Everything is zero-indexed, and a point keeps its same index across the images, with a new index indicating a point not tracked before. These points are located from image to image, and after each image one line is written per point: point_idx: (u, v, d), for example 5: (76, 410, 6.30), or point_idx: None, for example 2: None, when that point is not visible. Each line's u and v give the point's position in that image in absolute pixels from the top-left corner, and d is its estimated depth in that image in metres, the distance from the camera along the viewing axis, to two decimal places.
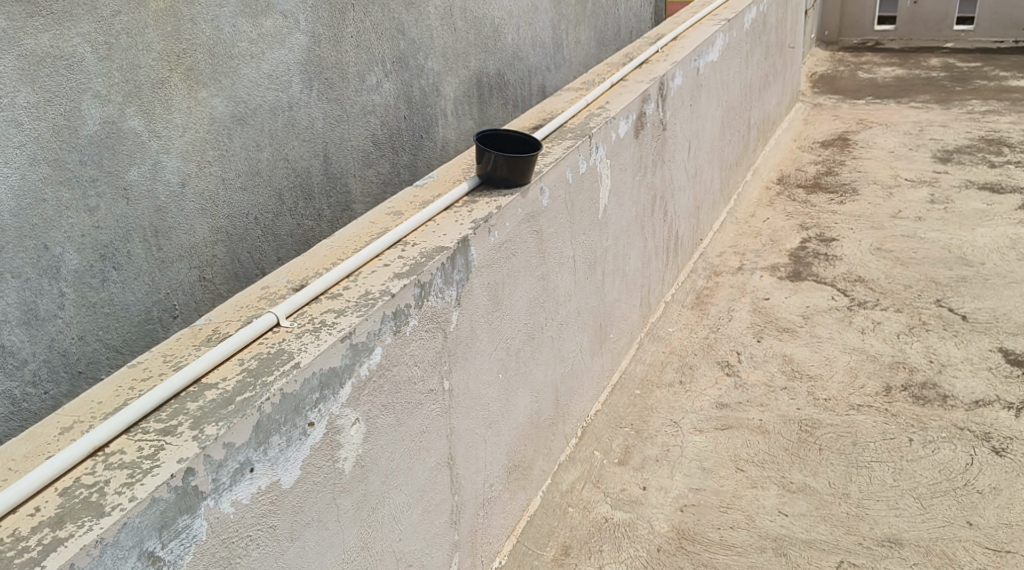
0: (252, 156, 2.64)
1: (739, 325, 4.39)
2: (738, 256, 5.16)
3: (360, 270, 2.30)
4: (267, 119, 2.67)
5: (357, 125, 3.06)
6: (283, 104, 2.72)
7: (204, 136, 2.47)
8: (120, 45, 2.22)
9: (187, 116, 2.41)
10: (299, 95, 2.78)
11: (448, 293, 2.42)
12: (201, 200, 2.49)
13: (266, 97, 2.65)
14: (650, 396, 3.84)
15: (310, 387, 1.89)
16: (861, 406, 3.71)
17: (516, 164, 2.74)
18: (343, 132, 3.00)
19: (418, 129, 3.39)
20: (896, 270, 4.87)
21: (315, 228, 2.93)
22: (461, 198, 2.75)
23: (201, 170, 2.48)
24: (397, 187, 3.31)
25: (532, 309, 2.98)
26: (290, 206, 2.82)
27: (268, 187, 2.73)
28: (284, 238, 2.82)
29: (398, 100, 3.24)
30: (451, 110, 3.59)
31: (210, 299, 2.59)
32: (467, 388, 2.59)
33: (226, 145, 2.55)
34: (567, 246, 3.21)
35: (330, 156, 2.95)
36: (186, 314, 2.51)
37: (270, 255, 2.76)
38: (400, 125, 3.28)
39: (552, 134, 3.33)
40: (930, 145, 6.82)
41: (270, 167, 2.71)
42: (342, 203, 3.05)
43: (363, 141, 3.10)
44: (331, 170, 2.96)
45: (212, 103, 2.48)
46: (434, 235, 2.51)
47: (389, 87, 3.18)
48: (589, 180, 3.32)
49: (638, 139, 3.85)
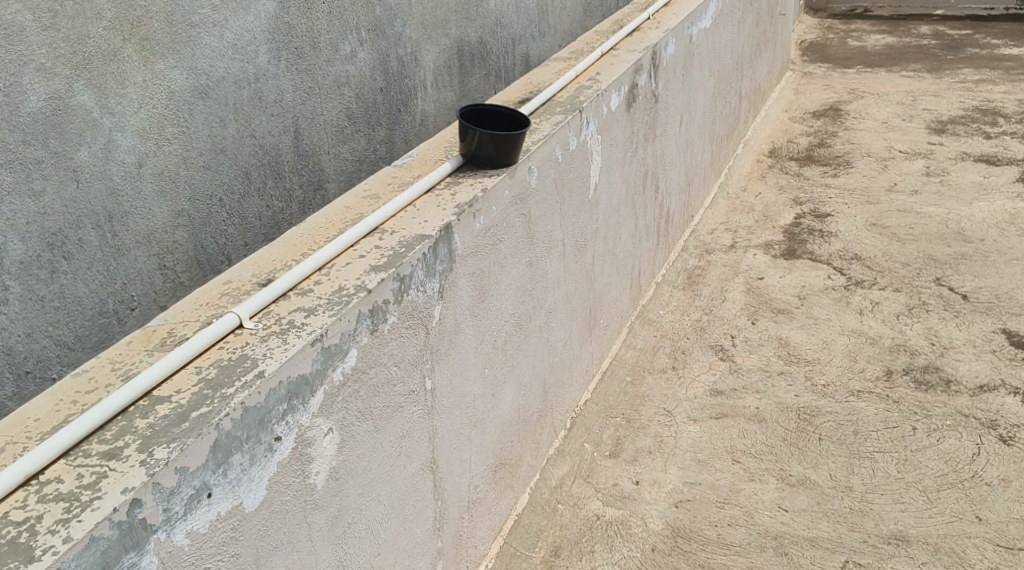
0: (216, 133, 2.42)
1: (732, 307, 4.22)
2: (730, 232, 4.99)
3: (333, 262, 2.10)
4: (232, 92, 2.44)
5: (330, 98, 2.83)
6: (249, 75, 2.49)
7: (162, 112, 2.24)
8: (67, 12, 1.98)
9: (143, 90, 2.18)
10: (266, 66, 2.55)
11: (430, 286, 2.22)
12: (160, 182, 2.27)
13: (230, 68, 2.42)
14: (642, 383, 3.68)
15: (277, 398, 1.69)
16: (861, 393, 3.55)
17: (503, 142, 2.54)
18: (315, 106, 2.78)
19: (396, 102, 3.17)
20: (894, 247, 4.71)
21: (284, 210, 2.72)
22: (444, 180, 2.54)
23: (159, 150, 2.25)
24: (372, 165, 3.10)
25: (519, 297, 2.79)
26: (257, 186, 2.60)
27: (234, 166, 2.50)
28: (251, 221, 2.60)
29: (374, 71, 3.01)
30: (431, 81, 3.37)
31: (171, 288, 2.38)
32: (451, 386, 2.41)
33: (187, 121, 2.32)
34: (556, 228, 3.01)
35: (301, 132, 2.73)
36: (145, 306, 2.30)
37: (236, 239, 2.56)
38: (376, 97, 3.05)
39: (541, 107, 3.12)
40: (923, 116, 6.65)
41: (235, 145, 2.49)
42: (314, 182, 2.84)
43: (337, 115, 2.87)
44: (302, 147, 2.75)
45: (171, 75, 2.25)
46: (414, 221, 2.30)
47: (365, 57, 2.96)
48: (579, 157, 3.13)
49: (630, 112, 3.64)
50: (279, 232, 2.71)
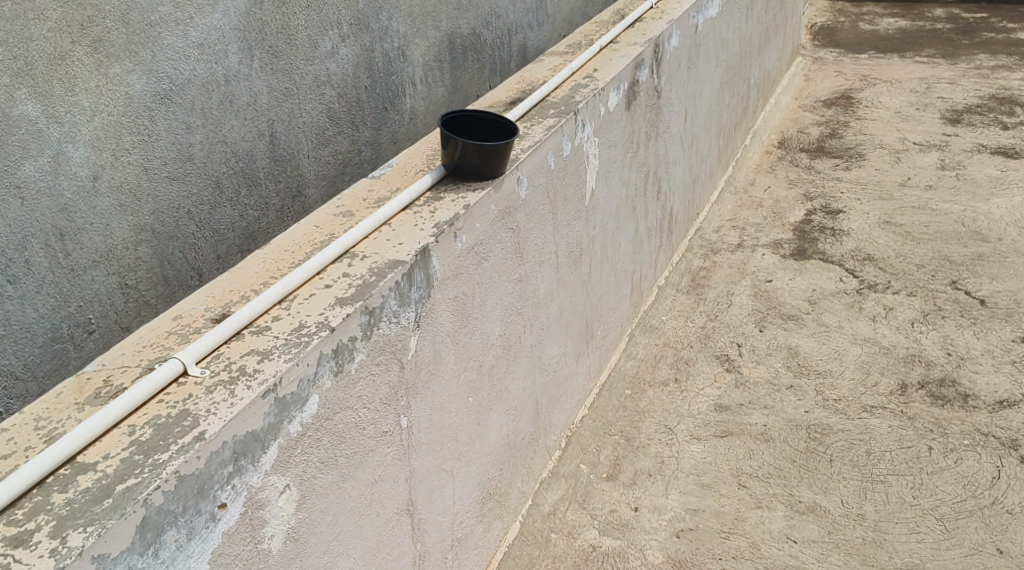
0: (181, 141, 2.22)
1: (739, 312, 4.03)
2: (737, 230, 4.77)
3: (295, 293, 1.91)
4: (199, 95, 2.24)
5: (310, 99, 2.63)
6: (217, 77, 2.28)
7: (118, 119, 2.04)
8: (6, 14, 1.78)
9: (96, 96, 1.99)
10: (237, 66, 2.34)
11: (404, 316, 2.03)
12: (118, 195, 2.08)
13: (196, 69, 2.22)
14: (642, 397, 3.48)
15: (219, 462, 1.51)
16: (875, 408, 3.35)
17: (489, 152, 2.34)
18: (292, 108, 2.57)
19: (382, 100, 2.96)
20: (908, 247, 4.50)
21: (259, 219, 2.52)
22: (424, 194, 2.35)
23: (116, 161, 2.06)
24: (356, 168, 2.90)
25: (507, 318, 2.59)
26: (229, 195, 2.40)
27: (203, 174, 2.30)
28: (223, 233, 2.41)
29: (357, 68, 2.80)
30: (420, 76, 3.15)
31: (133, 309, 2.19)
32: (430, 421, 2.21)
33: (148, 128, 2.12)
34: (548, 241, 2.82)
35: (277, 135, 2.53)
36: (104, 329, 2.11)
37: (207, 253, 2.36)
38: (360, 96, 2.84)
39: (534, 108, 2.91)
40: (938, 105, 6.41)
41: (203, 152, 2.29)
42: (293, 189, 2.64)
43: (317, 116, 2.67)
44: (279, 152, 2.55)
45: (128, 79, 2.05)
46: (388, 243, 2.11)
47: (347, 54, 2.74)
48: (574, 163, 2.92)
49: (630, 110, 3.43)
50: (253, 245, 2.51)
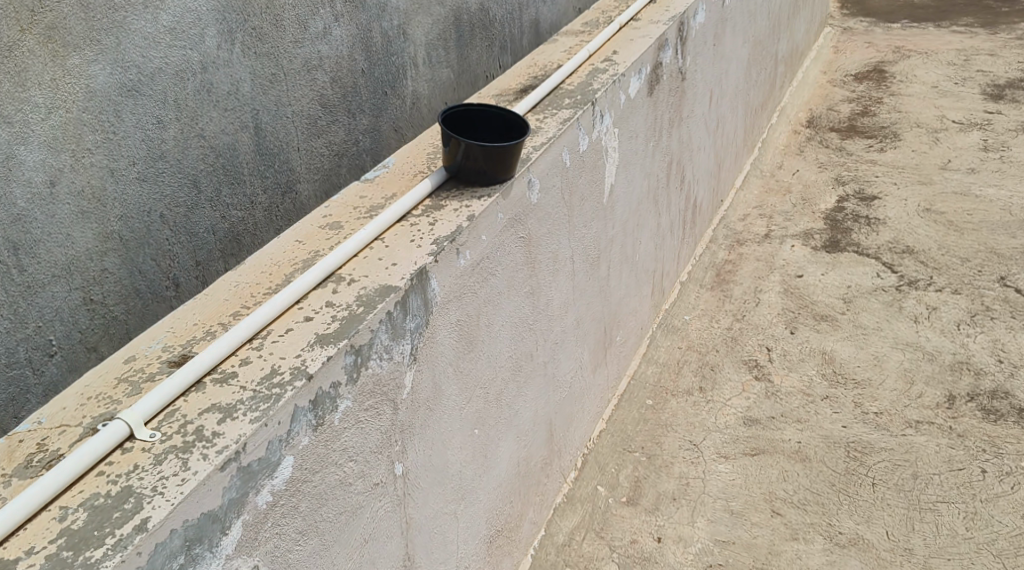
0: (152, 137, 1.94)
1: (768, 312, 3.74)
2: (764, 219, 4.47)
3: (269, 330, 1.64)
4: (172, 86, 1.96)
5: (300, 85, 2.33)
6: (193, 65, 1.99)
7: (78, 117, 1.78)
8: None
9: (52, 91, 1.72)
10: (215, 51, 2.04)
11: (397, 350, 1.75)
12: (79, 202, 1.81)
13: (168, 57, 1.93)
14: (665, 408, 3.22)
15: (165, 556, 1.25)
16: (920, 423, 3.07)
17: (496, 154, 2.06)
18: (280, 96, 2.28)
19: (381, 85, 2.66)
20: (950, 239, 4.19)
21: (245, 219, 2.24)
22: (421, 203, 2.07)
23: (77, 163, 1.79)
24: (353, 161, 2.61)
25: (516, 336, 2.32)
26: (209, 195, 2.11)
27: (177, 174, 2.02)
28: (203, 236, 2.13)
29: (352, 49, 2.50)
30: (423, 56, 2.85)
31: (102, 327, 1.93)
32: (430, 463, 1.95)
33: (113, 125, 1.85)
34: (562, 247, 2.54)
35: (263, 127, 2.24)
36: (67, 351, 1.84)
37: (184, 260, 2.09)
38: (356, 81, 2.55)
39: (547, 98, 2.62)
40: (978, 79, 6.05)
41: (178, 150, 2.00)
42: (283, 184, 2.35)
43: (308, 104, 2.37)
44: (264, 146, 2.25)
45: (89, 71, 1.78)
46: (379, 264, 1.83)
47: (341, 34, 2.44)
48: (591, 159, 2.63)
49: (653, 96, 3.12)
50: (237, 249, 2.23)
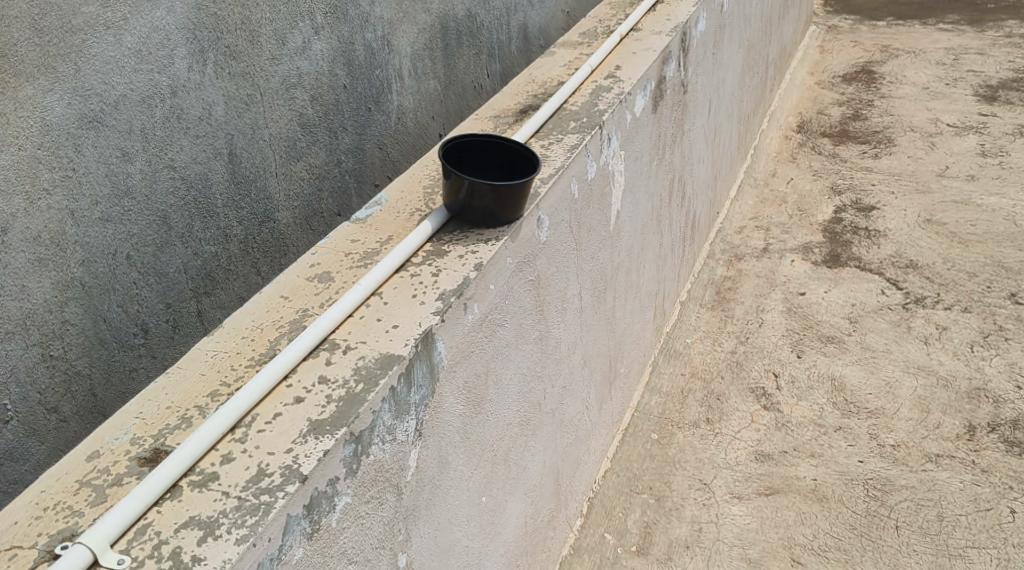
0: (117, 172, 1.75)
1: (773, 333, 3.57)
2: (761, 232, 4.31)
3: (255, 416, 1.43)
4: (138, 113, 1.77)
5: (277, 105, 2.11)
6: (161, 90, 1.81)
7: (33, 154, 1.59)
8: None
9: (3, 126, 1.54)
10: (185, 74, 1.85)
11: (402, 428, 1.55)
12: (36, 247, 1.63)
13: (133, 83, 1.75)
14: (671, 442, 3.03)
15: None
16: (940, 458, 2.93)
17: (504, 193, 1.86)
18: (256, 118, 2.06)
19: (365, 100, 2.43)
20: (954, 252, 4.06)
21: (220, 254, 2.03)
22: (421, 249, 1.86)
23: (32, 206, 1.61)
24: (336, 185, 2.38)
25: (525, 388, 2.12)
26: (180, 232, 1.91)
27: (145, 211, 1.82)
28: (174, 276, 1.92)
29: (334, 64, 2.28)
30: (409, 69, 2.62)
31: (66, 383, 1.72)
32: (436, 543, 1.74)
33: (73, 161, 1.67)
34: (569, 285, 2.34)
35: (237, 153, 2.02)
36: (25, 415, 1.65)
37: (153, 303, 1.88)
38: (338, 98, 2.32)
39: (549, 121, 2.42)
40: (970, 80, 5.93)
41: (146, 185, 1.81)
42: (260, 215, 2.13)
43: (287, 125, 2.15)
44: (239, 173, 2.04)
45: (45, 101, 1.60)
46: (378, 327, 1.63)
47: (322, 48, 2.22)
48: (597, 188, 2.44)
49: (657, 112, 2.93)
50: (211, 287, 2.02)
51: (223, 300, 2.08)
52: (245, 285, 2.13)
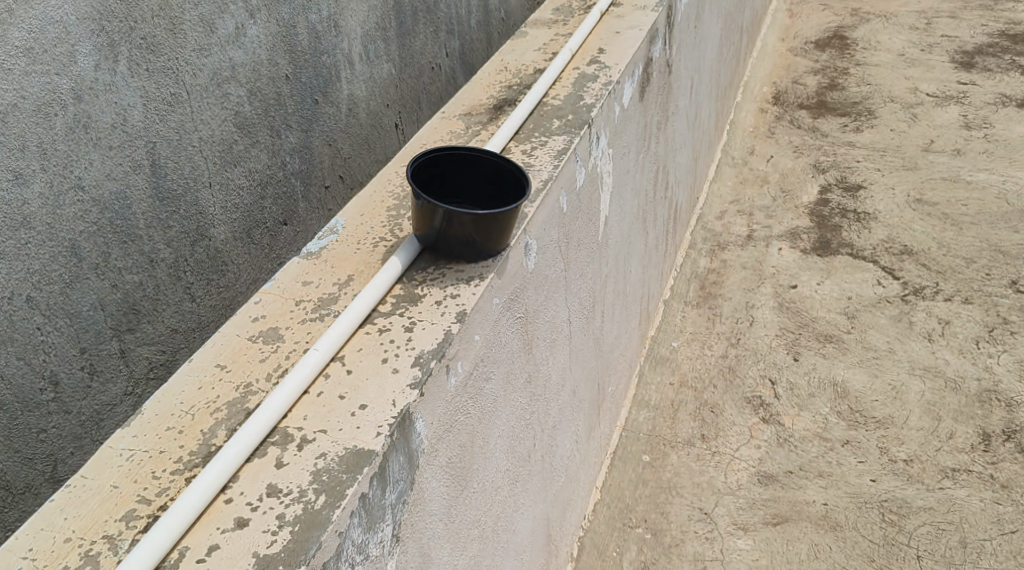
0: (13, 196, 1.45)
1: (766, 332, 3.30)
2: (744, 216, 4.02)
3: (182, 551, 1.10)
4: (36, 126, 1.46)
5: (209, 105, 1.77)
6: (62, 95, 1.49)
7: None
8: None
9: None
10: (93, 72, 1.53)
11: (377, 542, 1.22)
12: None
13: (25, 88, 1.44)
14: (666, 465, 2.75)
15: None
16: (957, 473, 2.71)
17: (489, 223, 1.52)
18: (184, 120, 1.72)
19: (312, 92, 2.06)
20: (949, 235, 3.83)
21: (145, 284, 1.70)
22: (388, 295, 1.52)
23: None
24: (283, 188, 2.02)
25: (513, 443, 1.80)
26: (94, 264, 1.59)
27: (50, 244, 1.51)
28: (89, 317, 1.60)
29: (273, 52, 1.91)
30: (359, 51, 2.24)
31: None
32: None
33: None
34: (558, 312, 2.01)
35: (163, 164, 1.69)
36: None
37: (65, 349, 1.57)
38: (280, 91, 1.95)
39: (528, 121, 2.08)
40: (944, 45, 5.68)
41: (49, 212, 1.50)
42: (194, 233, 1.79)
43: (222, 128, 1.81)
44: (164, 189, 1.70)
45: None
46: (341, 410, 1.29)
47: (258, 35, 1.86)
48: (586, 196, 2.11)
49: (644, 100, 2.60)
50: (139, 323, 1.70)
51: (153, 335, 1.74)
52: (177, 315, 1.78)
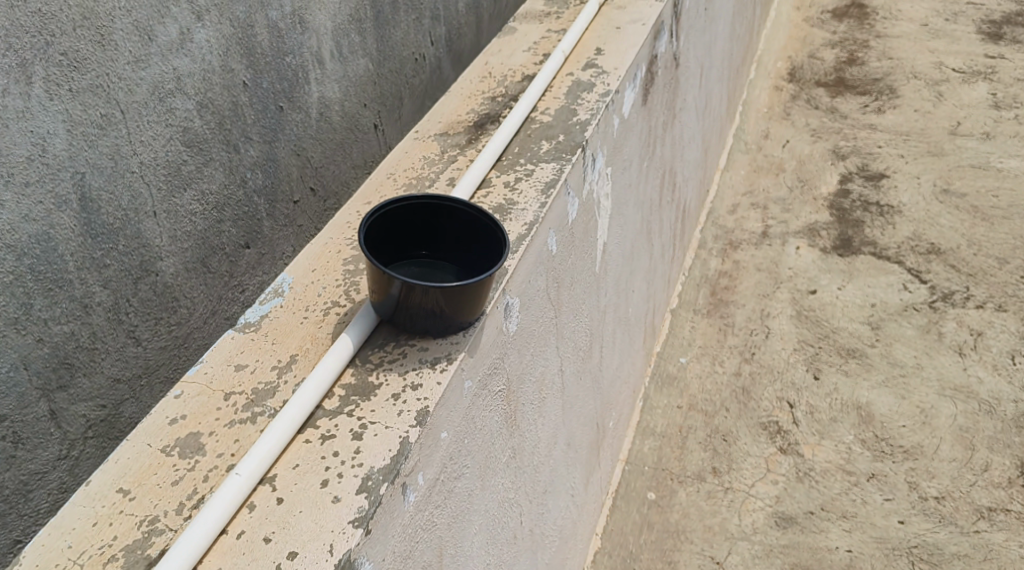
0: None
1: (783, 345, 3.03)
2: (758, 210, 3.73)
3: None
4: None
5: (149, 126, 1.35)
6: None
7: None
8: None
9: None
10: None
11: None
12: None
13: None
14: (673, 505, 2.51)
15: None
16: (994, 513, 2.47)
17: (459, 297, 1.24)
18: (120, 142, 1.31)
19: (275, 99, 1.61)
20: (979, 231, 3.54)
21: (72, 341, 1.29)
22: (336, 387, 1.26)
23: None
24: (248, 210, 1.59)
25: (495, 531, 1.55)
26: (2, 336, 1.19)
27: None
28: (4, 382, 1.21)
29: (227, 57, 1.47)
30: (330, 48, 1.76)
31: None
32: None
33: None
34: (547, 367, 1.75)
35: (94, 195, 1.29)
36: None
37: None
38: (237, 100, 1.51)
39: (513, 144, 1.80)
40: (970, 14, 5.32)
41: None
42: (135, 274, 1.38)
43: (169, 148, 1.39)
44: (98, 226, 1.30)
45: None
46: (262, 559, 1.05)
47: (208, 39, 1.43)
48: (580, 229, 1.84)
49: (648, 103, 2.31)
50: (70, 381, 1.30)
51: (90, 389, 1.34)
52: (120, 364, 1.38)
